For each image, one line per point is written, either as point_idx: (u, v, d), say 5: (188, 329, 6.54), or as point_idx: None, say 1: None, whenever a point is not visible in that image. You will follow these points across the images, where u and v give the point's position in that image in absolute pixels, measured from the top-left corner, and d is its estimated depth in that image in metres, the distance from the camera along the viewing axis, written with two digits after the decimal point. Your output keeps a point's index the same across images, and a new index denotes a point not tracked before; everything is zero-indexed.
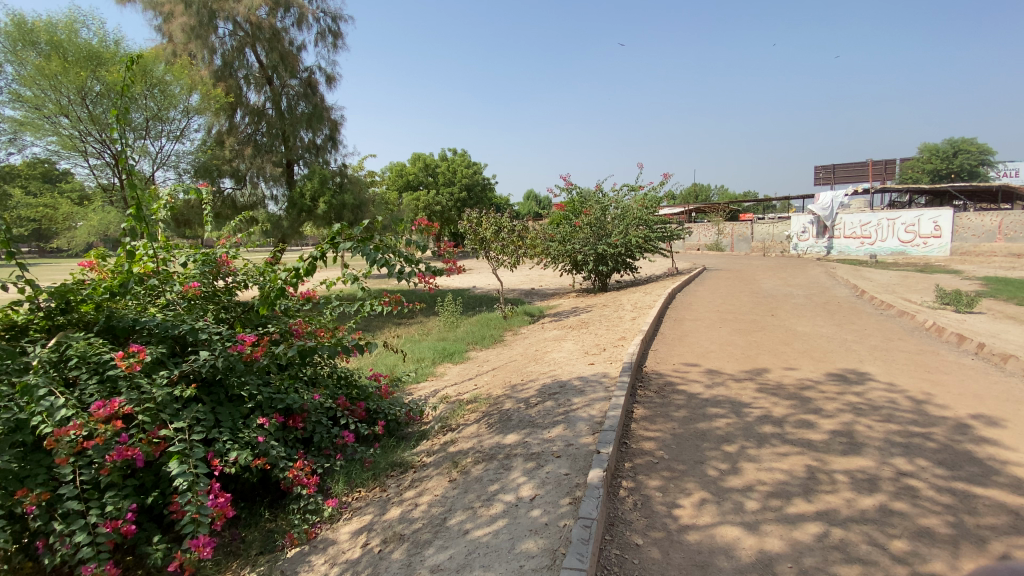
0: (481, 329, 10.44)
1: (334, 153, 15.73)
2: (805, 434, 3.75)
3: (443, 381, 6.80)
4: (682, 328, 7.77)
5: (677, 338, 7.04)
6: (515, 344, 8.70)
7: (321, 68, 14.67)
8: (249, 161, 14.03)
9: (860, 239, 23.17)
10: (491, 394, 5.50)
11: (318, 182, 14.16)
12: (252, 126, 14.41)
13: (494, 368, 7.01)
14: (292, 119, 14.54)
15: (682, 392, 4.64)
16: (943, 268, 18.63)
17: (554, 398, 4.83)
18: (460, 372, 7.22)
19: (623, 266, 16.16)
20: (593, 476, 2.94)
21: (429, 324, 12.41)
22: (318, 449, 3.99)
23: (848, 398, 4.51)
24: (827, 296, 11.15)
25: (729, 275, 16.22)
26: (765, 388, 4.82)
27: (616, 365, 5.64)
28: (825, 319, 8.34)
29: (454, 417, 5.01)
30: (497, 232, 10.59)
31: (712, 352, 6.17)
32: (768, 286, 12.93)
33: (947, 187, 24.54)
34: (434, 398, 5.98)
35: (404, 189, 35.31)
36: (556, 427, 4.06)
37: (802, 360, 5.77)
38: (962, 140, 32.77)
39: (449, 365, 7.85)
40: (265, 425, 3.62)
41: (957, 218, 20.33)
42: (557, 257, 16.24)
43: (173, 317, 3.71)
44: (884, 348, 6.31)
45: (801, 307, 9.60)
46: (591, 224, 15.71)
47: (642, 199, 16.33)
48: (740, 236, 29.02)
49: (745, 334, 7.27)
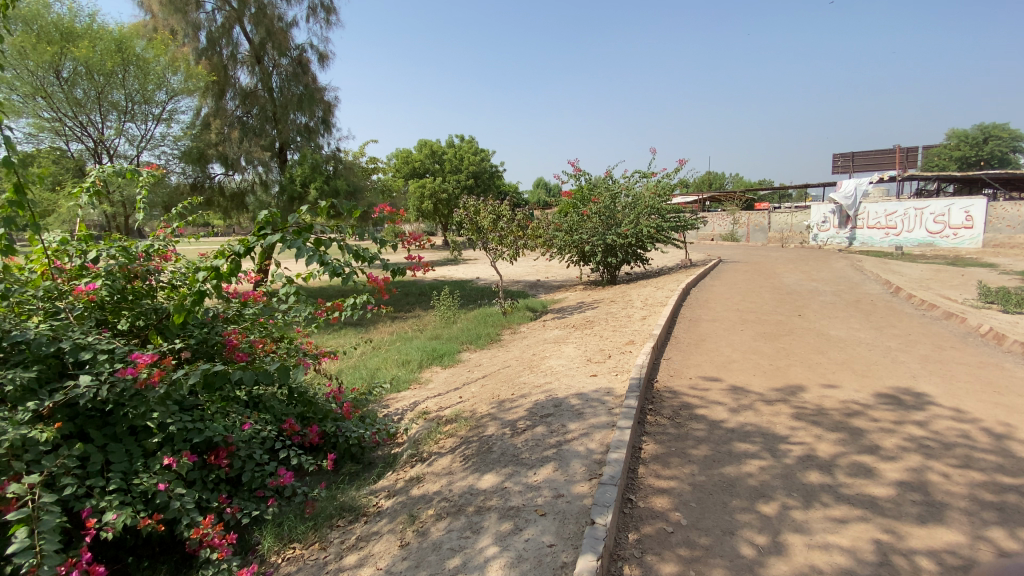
0: (478, 326, 9.66)
1: (327, 136, 14.89)
2: (865, 487, 2.90)
3: (426, 390, 5.99)
4: (699, 331, 6.88)
5: (693, 343, 6.18)
6: (512, 345, 7.91)
7: (312, 45, 13.88)
8: (238, 145, 13.26)
9: (884, 229, 21.95)
10: (475, 412, 4.68)
11: (310, 167, 13.30)
12: (241, 108, 13.65)
13: (485, 375, 6.20)
14: (283, 102, 13.77)
15: (701, 420, 3.80)
16: (975, 261, 17.42)
17: (546, 422, 4.01)
18: (448, 378, 6.39)
19: (634, 257, 15.25)
20: (584, 567, 2.14)
21: (426, 320, 11.69)
22: (248, 490, 3.26)
23: (910, 432, 3.64)
24: (856, 293, 10.16)
25: (747, 268, 15.28)
26: (804, 414, 3.96)
27: (621, 379, 4.82)
28: (860, 322, 7.41)
29: (427, 444, 4.21)
30: (496, 221, 9.73)
31: (736, 363, 5.32)
32: (791, 281, 11.96)
33: (980, 175, 23.11)
34: (412, 413, 5.19)
35: (410, 177, 34.55)
36: (544, 468, 3.25)
37: (843, 376, 4.88)
38: (992, 125, 31.01)
39: (438, 369, 7.06)
40: (173, 466, 2.90)
41: (990, 208, 18.96)
42: (564, 248, 15.40)
43: (56, 327, 2.90)
44: (937, 360, 5.39)
45: (830, 307, 8.66)
46: (600, 213, 14.80)
47: (655, 186, 15.36)
48: (756, 225, 27.88)
49: (769, 339, 6.38)
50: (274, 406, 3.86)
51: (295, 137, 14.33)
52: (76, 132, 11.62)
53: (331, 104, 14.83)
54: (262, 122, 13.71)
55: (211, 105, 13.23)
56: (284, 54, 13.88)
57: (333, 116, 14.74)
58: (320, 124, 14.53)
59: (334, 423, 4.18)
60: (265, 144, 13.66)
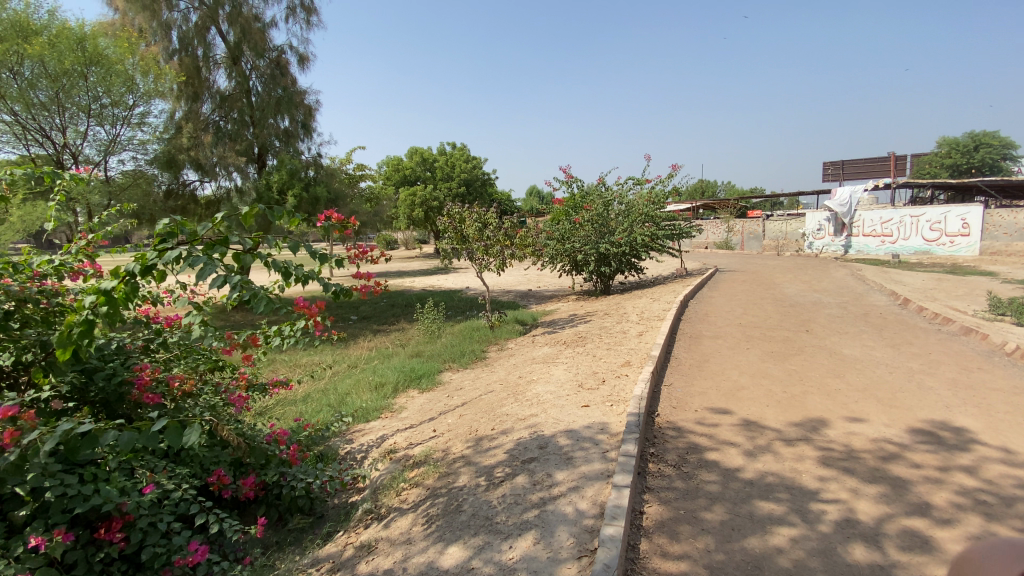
0: (463, 341, 9.03)
1: (307, 141, 14.22)
2: (926, 569, 2.28)
3: (398, 420, 5.34)
4: (701, 350, 6.29)
5: (695, 365, 5.58)
6: (498, 364, 7.27)
7: (291, 46, 13.32)
8: (212, 150, 12.60)
9: (881, 237, 21.58)
10: (448, 452, 4.04)
11: (287, 173, 12.67)
12: (217, 112, 13.08)
13: (464, 402, 5.55)
14: (260, 106, 13.20)
15: (713, 468, 3.19)
16: (974, 269, 17.01)
17: (529, 470, 3.38)
18: (423, 405, 5.73)
19: (628, 267, 14.71)
20: None
21: (409, 334, 11.06)
22: (151, 569, 2.64)
23: (962, 483, 3.04)
24: (862, 305, 9.61)
25: (744, 277, 14.78)
26: (832, 459, 3.35)
27: (618, 412, 4.19)
28: (873, 339, 6.84)
29: (386, 494, 3.55)
30: (482, 230, 9.13)
31: (745, 391, 4.71)
32: (792, 292, 11.43)
33: (976, 182, 22.81)
34: (377, 451, 4.53)
35: (402, 185, 34.00)
36: (522, 541, 2.62)
37: (868, 407, 4.29)
38: (983, 133, 30.87)
39: (415, 393, 6.41)
40: (41, 550, 2.29)
41: (987, 215, 18.60)
42: (557, 257, 14.82)
43: None
44: (968, 386, 4.81)
45: (837, 321, 8.09)
46: (593, 220, 14.27)
47: (649, 193, 14.88)
48: (751, 233, 27.48)
49: (778, 360, 5.80)
50: (200, 457, 3.26)
51: (273, 142, 13.70)
52: (38, 136, 10.93)
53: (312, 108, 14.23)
54: (236, 123, 13.14)
55: (185, 109, 12.64)
56: (262, 55, 13.28)
57: (313, 120, 14.08)
58: (298, 127, 13.84)
59: (277, 471, 3.57)
60: (240, 148, 13.03)
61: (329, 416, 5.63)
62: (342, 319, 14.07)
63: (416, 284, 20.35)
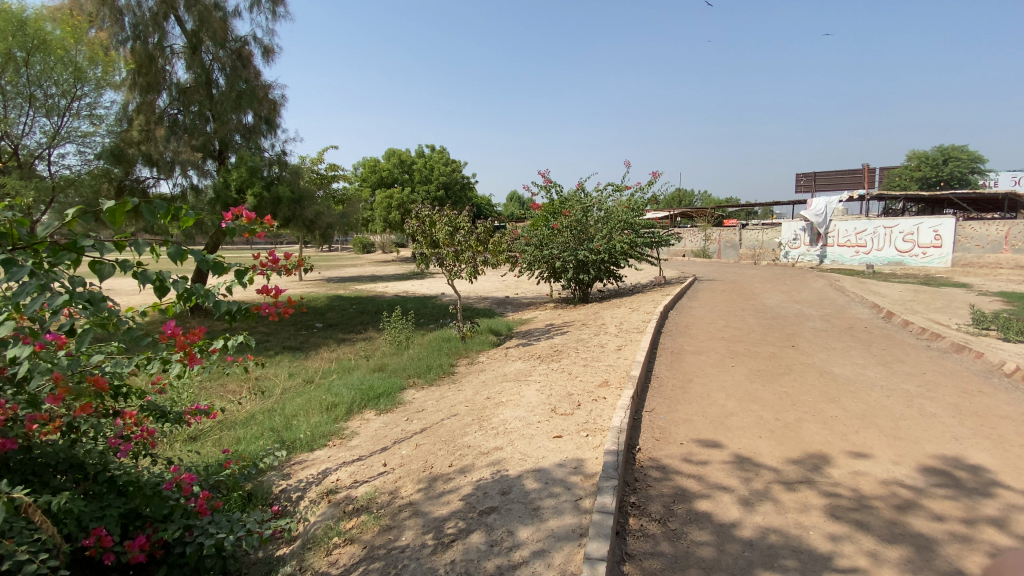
0: (431, 354, 8.43)
1: (270, 138, 13.34)
2: None
3: (346, 449, 4.73)
4: (684, 369, 5.82)
5: (678, 386, 5.09)
6: (465, 380, 6.71)
7: (256, 38, 12.58)
8: (164, 144, 11.61)
9: (855, 247, 21.70)
10: (395, 495, 3.46)
11: (247, 171, 11.82)
12: (175, 107, 12.19)
13: (423, 427, 4.96)
14: (220, 99, 12.26)
15: (705, 524, 2.68)
16: (947, 280, 17.14)
17: (487, 524, 2.82)
18: (376, 431, 5.12)
19: (607, 274, 14.30)
20: None
21: (376, 344, 10.44)
22: None
23: (995, 543, 2.59)
24: (846, 318, 9.32)
25: (724, 286, 14.54)
26: (841, 509, 2.88)
27: (593, 446, 3.66)
28: (862, 356, 6.47)
29: (314, 553, 2.95)
30: (452, 234, 8.53)
31: (735, 419, 4.23)
32: (773, 303, 11.13)
33: (948, 195, 23.17)
34: (314, 491, 3.93)
35: (378, 187, 33.14)
36: None
37: (871, 440, 3.85)
38: (951, 147, 31.55)
39: (371, 414, 5.81)
40: None
41: (959, 227, 18.76)
42: (533, 263, 14.32)
43: None
44: (972, 413, 4.44)
45: (823, 336, 7.74)
46: (571, 226, 13.83)
47: (629, 201, 14.52)
48: (728, 242, 27.49)
49: (767, 380, 5.35)
50: (75, 512, 2.60)
51: (234, 138, 12.67)
52: None
53: (277, 103, 13.42)
54: (195, 118, 12.14)
55: (137, 101, 11.77)
56: (222, 45, 12.44)
57: (278, 116, 13.26)
58: (261, 122, 12.98)
59: (181, 524, 2.92)
60: (197, 144, 11.93)
61: (269, 444, 4.97)
62: (306, 327, 13.30)
63: (388, 289, 19.62)
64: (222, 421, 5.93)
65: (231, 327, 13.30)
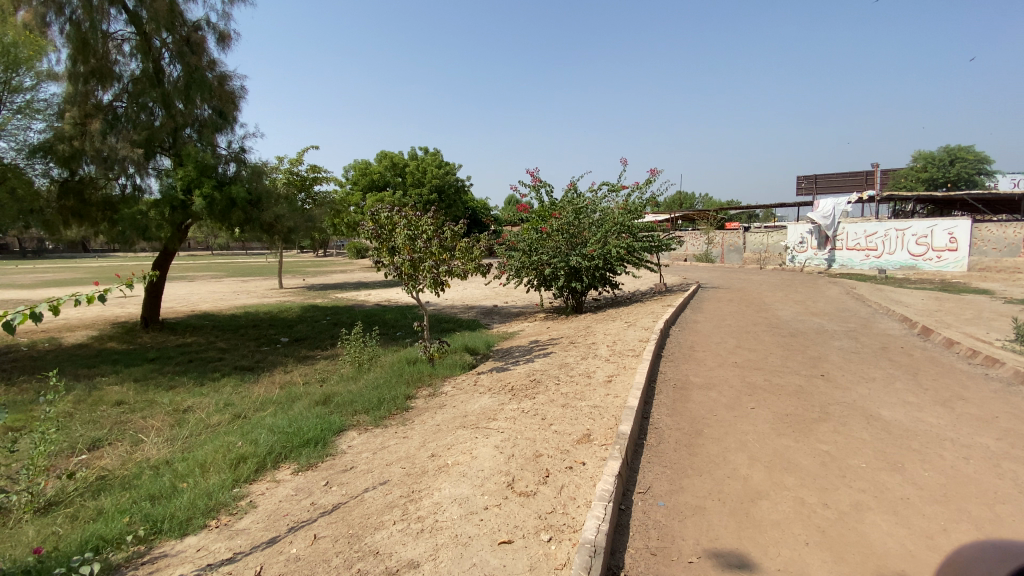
0: (390, 380, 7.19)
1: (226, 133, 12.13)
2: None
3: (225, 538, 3.44)
4: (690, 412, 4.52)
5: (683, 444, 3.81)
6: (419, 420, 5.43)
7: (210, 23, 11.46)
8: (101, 139, 10.33)
9: (865, 251, 20.39)
10: None
11: (195, 168, 10.64)
12: (119, 98, 11.02)
13: (339, 504, 3.65)
14: (169, 89, 11.16)
15: None
16: (967, 286, 15.86)
17: None
18: (278, 506, 3.86)
19: (603, 282, 13.02)
20: None
21: (335, 366, 9.21)
22: None
23: None
24: (873, 335, 8.00)
25: (730, 295, 13.27)
26: None
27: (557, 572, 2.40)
28: (911, 391, 5.12)
29: None
30: (414, 240, 7.27)
31: (765, 508, 2.93)
32: (788, 316, 9.83)
33: (963, 196, 21.83)
34: None
35: (369, 190, 31.73)
36: None
37: (972, 550, 2.54)
38: (959, 148, 30.29)
39: (288, 472, 4.53)
40: None
41: (975, 229, 17.47)
42: (521, 270, 13.04)
43: None
44: None
45: (854, 361, 6.39)
46: (562, 229, 12.58)
47: (625, 201, 13.27)
48: (731, 245, 26.21)
49: (799, 432, 4.04)
50: None
51: (185, 133, 11.46)
52: None
53: (234, 95, 12.35)
54: (139, 110, 10.92)
55: (72, 91, 10.51)
56: (170, 30, 11.33)
57: (234, 109, 12.13)
58: (216, 116, 11.84)
59: None
60: (139, 138, 10.67)
61: (131, 524, 3.71)
62: (268, 342, 12.02)
63: (369, 298, 18.31)
64: (97, 485, 4.66)
65: (186, 343, 12.02)
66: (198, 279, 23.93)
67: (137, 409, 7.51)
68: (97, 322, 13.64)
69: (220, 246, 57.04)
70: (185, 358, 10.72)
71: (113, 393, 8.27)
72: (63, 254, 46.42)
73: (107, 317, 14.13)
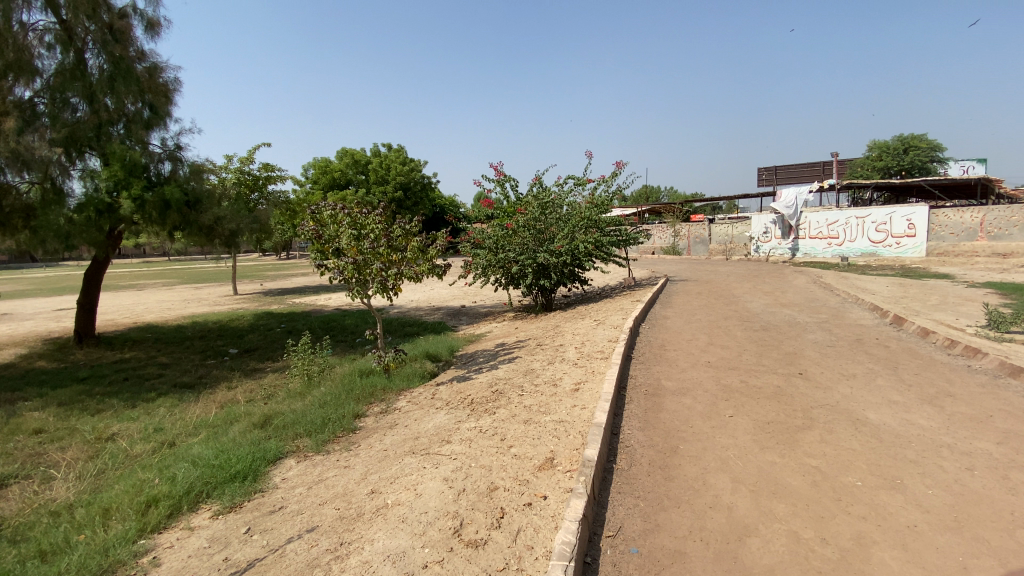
0: (340, 395, 6.54)
1: (161, 129, 11.14)
2: None
3: None
4: (665, 425, 4.08)
5: (658, 467, 3.34)
6: (365, 445, 4.82)
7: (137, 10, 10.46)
8: (15, 139, 9.15)
9: (827, 239, 20.54)
10: None
11: (123, 168, 9.68)
12: (39, 94, 9.91)
13: (257, 560, 3.04)
14: (93, 82, 10.13)
15: None
16: (926, 271, 16.12)
17: None
18: (185, 564, 3.22)
19: (571, 279, 12.57)
20: None
21: (285, 379, 8.46)
22: None
23: None
24: (846, 326, 7.78)
25: (700, 288, 13.02)
26: None
27: None
28: (895, 389, 4.81)
29: None
30: (359, 240, 6.63)
31: (755, 548, 2.49)
32: (759, 308, 9.59)
33: (919, 183, 22.30)
34: None
35: (330, 189, 30.52)
36: None
37: None
38: (912, 136, 31.18)
39: (206, 517, 3.87)
40: None
41: (933, 215, 17.84)
42: (487, 268, 12.45)
43: None
44: None
45: (831, 356, 6.09)
46: (528, 225, 12.10)
47: (592, 196, 12.87)
48: (697, 237, 26.20)
49: (784, 444, 3.63)
50: None
51: (114, 130, 10.42)
52: None
53: (168, 88, 11.40)
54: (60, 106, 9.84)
55: None
56: (90, 17, 10.31)
57: (168, 103, 11.18)
58: (147, 111, 10.87)
59: None
60: (59, 137, 9.58)
61: None
62: (215, 354, 11.12)
63: (329, 302, 17.41)
64: None
65: (123, 359, 11.00)
66: (147, 287, 22.43)
67: (53, 439, 6.63)
68: (24, 339, 12.40)
69: (175, 252, 54.40)
70: (120, 376, 9.75)
71: (29, 421, 7.33)
72: (6, 265, 43.35)
73: (36, 334, 12.89)
